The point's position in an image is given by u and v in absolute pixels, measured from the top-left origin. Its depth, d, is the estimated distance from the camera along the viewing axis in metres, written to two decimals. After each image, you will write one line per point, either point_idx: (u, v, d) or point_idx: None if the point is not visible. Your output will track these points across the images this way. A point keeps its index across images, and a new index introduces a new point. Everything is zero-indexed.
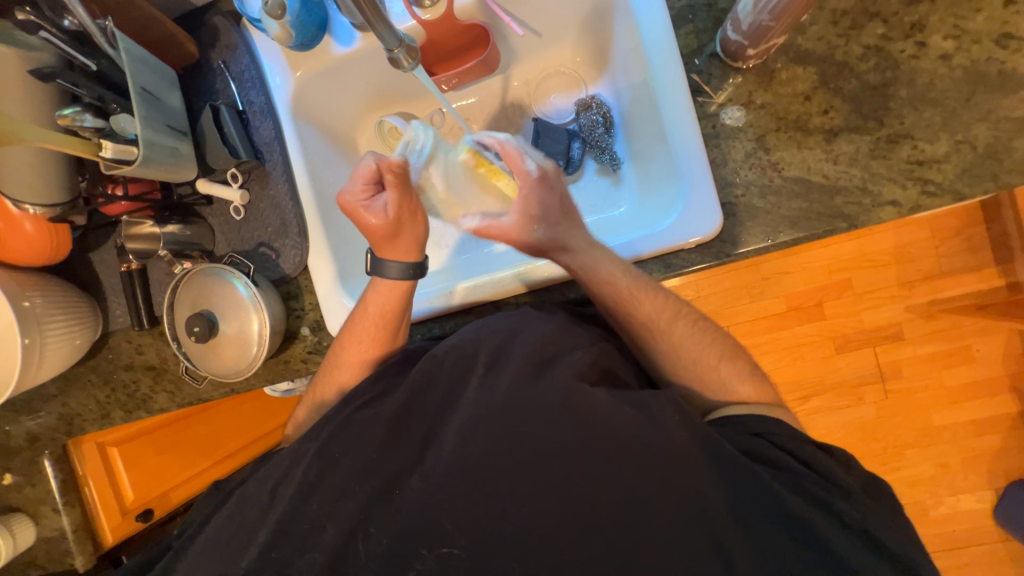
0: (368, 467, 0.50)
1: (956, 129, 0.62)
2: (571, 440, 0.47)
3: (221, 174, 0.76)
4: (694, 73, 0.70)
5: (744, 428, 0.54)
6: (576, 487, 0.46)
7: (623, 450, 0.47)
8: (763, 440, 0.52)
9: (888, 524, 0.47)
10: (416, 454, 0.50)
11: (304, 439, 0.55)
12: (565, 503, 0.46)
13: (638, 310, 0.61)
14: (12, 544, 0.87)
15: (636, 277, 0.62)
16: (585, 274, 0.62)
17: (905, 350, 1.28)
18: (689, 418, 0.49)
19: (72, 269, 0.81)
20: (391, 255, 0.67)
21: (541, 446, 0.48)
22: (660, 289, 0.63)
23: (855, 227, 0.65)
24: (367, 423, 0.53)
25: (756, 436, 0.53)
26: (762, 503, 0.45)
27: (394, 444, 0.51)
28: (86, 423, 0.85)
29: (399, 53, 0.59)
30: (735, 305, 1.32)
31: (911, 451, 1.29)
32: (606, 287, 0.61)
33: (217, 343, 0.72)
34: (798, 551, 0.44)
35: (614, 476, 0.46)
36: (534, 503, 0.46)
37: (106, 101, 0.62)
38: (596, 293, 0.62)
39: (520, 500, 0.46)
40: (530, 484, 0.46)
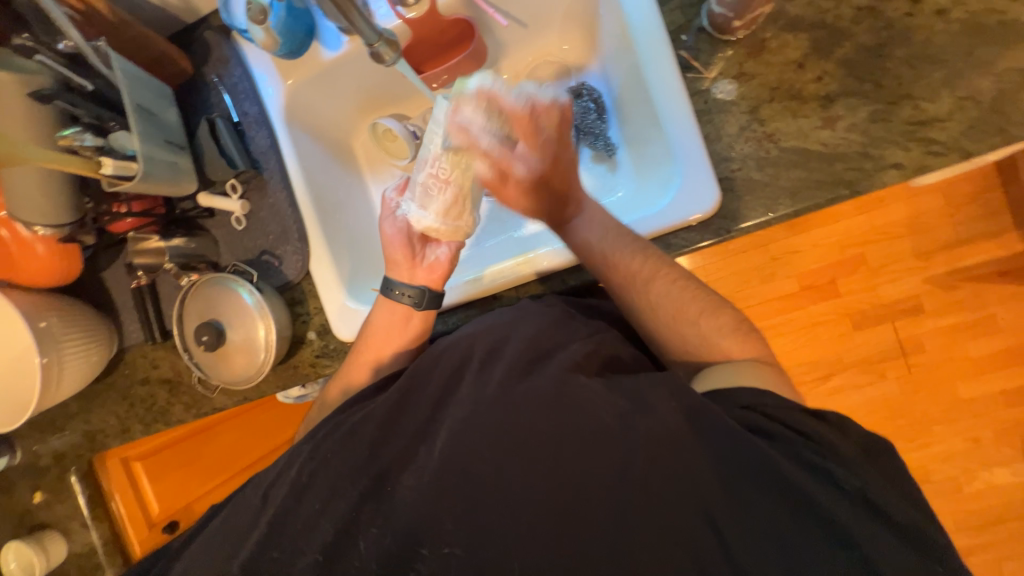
0: (366, 465, 0.50)
1: (958, 85, 0.60)
2: (567, 426, 0.47)
3: (221, 186, 0.78)
4: (683, 50, 0.69)
5: (734, 402, 0.51)
6: (573, 472, 0.46)
7: (620, 432, 0.46)
8: (754, 414, 0.49)
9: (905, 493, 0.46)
10: (414, 448, 0.50)
11: (303, 441, 0.56)
12: (567, 487, 0.45)
13: (618, 285, 0.63)
14: (45, 561, 0.90)
15: (614, 257, 0.63)
16: (573, 246, 0.66)
17: (926, 322, 1.24)
18: (683, 395, 0.48)
19: (85, 289, 0.83)
20: (399, 277, 0.69)
21: (537, 431, 0.48)
22: (647, 264, 0.63)
23: (858, 193, 0.63)
24: (363, 420, 0.54)
25: (744, 411, 0.50)
26: (767, 479, 0.44)
27: (391, 441, 0.51)
28: (108, 439, 0.87)
29: (380, 47, 0.60)
30: (746, 288, 1.28)
31: (940, 427, 1.26)
32: (589, 251, 0.64)
33: (227, 352, 0.73)
34: (803, 523, 0.43)
35: (612, 458, 0.46)
36: (531, 493, 0.45)
37: (104, 119, 0.64)
38: (582, 260, 0.66)
39: (517, 491, 0.45)
40: (528, 475, 0.46)
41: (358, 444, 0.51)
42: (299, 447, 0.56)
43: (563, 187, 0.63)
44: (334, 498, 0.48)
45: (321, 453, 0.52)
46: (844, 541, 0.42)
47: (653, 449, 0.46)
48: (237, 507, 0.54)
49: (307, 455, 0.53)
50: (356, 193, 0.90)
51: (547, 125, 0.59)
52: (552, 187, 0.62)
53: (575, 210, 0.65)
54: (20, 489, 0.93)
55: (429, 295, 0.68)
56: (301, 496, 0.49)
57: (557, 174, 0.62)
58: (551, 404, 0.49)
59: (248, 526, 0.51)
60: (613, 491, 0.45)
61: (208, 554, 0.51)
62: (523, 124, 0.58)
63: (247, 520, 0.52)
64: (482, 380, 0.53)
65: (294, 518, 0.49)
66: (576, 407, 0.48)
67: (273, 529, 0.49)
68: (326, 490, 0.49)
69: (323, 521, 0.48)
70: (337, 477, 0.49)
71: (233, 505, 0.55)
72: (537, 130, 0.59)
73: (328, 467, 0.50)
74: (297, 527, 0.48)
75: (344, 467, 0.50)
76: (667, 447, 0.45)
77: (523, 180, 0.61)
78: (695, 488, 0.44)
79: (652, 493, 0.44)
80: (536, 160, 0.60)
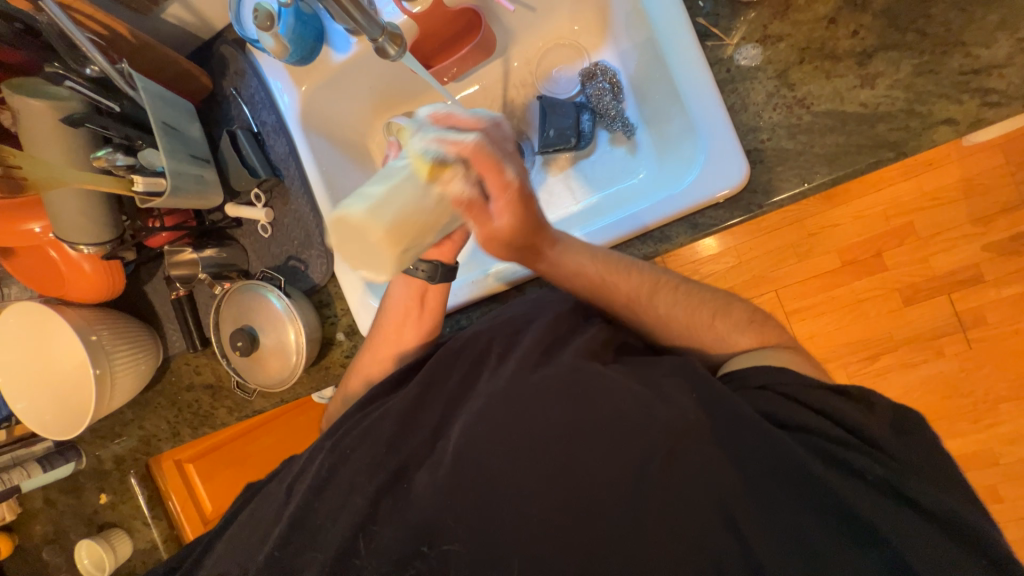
0: (385, 462, 0.50)
1: (1018, 26, 0.54)
2: (589, 419, 0.46)
3: (246, 195, 0.80)
4: (701, 16, 0.65)
5: (746, 383, 0.50)
6: (598, 464, 0.44)
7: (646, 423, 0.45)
8: (770, 394, 0.48)
9: (954, 479, 0.43)
10: (436, 443, 0.50)
11: (325, 435, 0.57)
12: (581, 480, 0.44)
13: (647, 275, 0.59)
14: (115, 555, 0.97)
15: (601, 266, 0.58)
16: (552, 272, 0.58)
17: (988, 292, 1.14)
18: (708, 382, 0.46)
19: (130, 302, 0.88)
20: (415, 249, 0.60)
21: (551, 422, 0.46)
22: None
23: (905, 154, 0.58)
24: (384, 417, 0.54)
25: (759, 391, 0.49)
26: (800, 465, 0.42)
27: (415, 438, 0.51)
28: (161, 443, 0.92)
29: (384, 42, 0.59)
30: (783, 265, 1.19)
31: (1006, 405, 1.18)
32: (573, 280, 0.58)
33: (261, 356, 0.76)
34: (834, 512, 0.41)
35: (636, 448, 0.44)
36: (556, 487, 0.44)
37: (132, 138, 0.67)
38: (564, 288, 0.60)
39: (541, 487, 0.44)
40: (551, 469, 0.45)
41: (376, 440, 0.51)
42: (320, 442, 0.57)
43: (533, 226, 0.52)
44: (358, 496, 0.49)
45: (340, 448, 0.52)
46: (882, 528, 0.40)
47: (679, 438, 0.44)
48: (264, 503, 0.56)
49: (327, 450, 0.53)
50: None
51: (509, 137, 0.47)
52: (529, 225, 0.51)
53: (550, 243, 0.56)
54: (88, 491, 1.01)
55: (442, 269, 0.61)
56: (328, 496, 0.50)
57: (530, 205, 0.50)
58: (570, 395, 0.47)
59: (274, 520, 0.52)
60: (638, 481, 0.43)
61: (240, 552, 0.53)
62: (492, 167, 0.44)
63: (273, 517, 0.53)
64: (500, 372, 0.52)
65: (314, 516, 0.49)
66: (596, 396, 0.47)
67: (292, 525, 0.49)
68: (348, 485, 0.50)
69: (341, 518, 0.48)
70: (359, 475, 0.50)
71: (259, 501, 0.57)
72: (508, 146, 0.47)
73: (350, 464, 0.51)
74: (316, 525, 0.49)
75: (362, 463, 0.50)
76: (692, 435, 0.44)
77: (502, 213, 0.48)
78: (707, 477, 0.43)
79: (682, 485, 0.43)
80: (510, 205, 0.48)
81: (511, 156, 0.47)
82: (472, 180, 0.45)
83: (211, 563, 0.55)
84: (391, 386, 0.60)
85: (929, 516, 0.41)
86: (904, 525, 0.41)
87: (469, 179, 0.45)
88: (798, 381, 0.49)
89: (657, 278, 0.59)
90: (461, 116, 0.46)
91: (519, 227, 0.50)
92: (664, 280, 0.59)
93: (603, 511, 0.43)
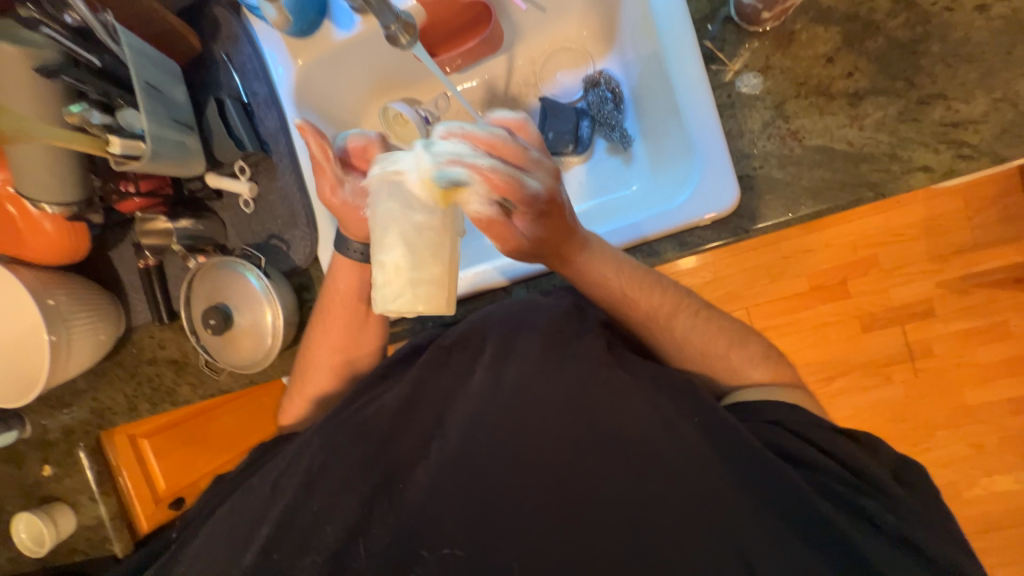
0: (370, 461, 0.50)
1: (994, 86, 0.58)
2: (578, 435, 0.47)
3: (230, 167, 0.77)
4: (708, 40, 0.67)
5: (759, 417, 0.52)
6: (591, 478, 0.46)
7: (629, 442, 0.47)
8: (779, 429, 0.50)
9: (918, 508, 0.45)
10: (422, 446, 0.51)
11: (314, 428, 0.56)
12: (568, 492, 0.46)
13: (638, 297, 0.59)
14: (55, 531, 0.92)
15: (610, 284, 0.58)
16: (577, 277, 0.58)
17: (936, 327, 1.23)
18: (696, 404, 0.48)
19: (93, 267, 0.83)
20: (355, 234, 0.63)
21: (539, 432, 0.48)
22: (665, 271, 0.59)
23: (883, 195, 0.61)
24: (370, 416, 0.53)
25: (760, 423, 0.51)
26: (796, 490, 0.43)
27: (402, 439, 0.51)
28: (115, 416, 0.88)
29: (396, 29, 0.57)
30: (756, 285, 1.24)
31: (942, 432, 1.26)
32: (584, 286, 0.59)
33: (234, 335, 0.73)
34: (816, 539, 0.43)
35: (626, 461, 0.46)
36: (541, 500, 0.46)
37: (112, 97, 0.63)
38: (586, 293, 0.60)
39: (529, 500, 0.46)
40: (536, 481, 0.46)
41: (367, 437, 0.52)
42: (309, 435, 0.56)
43: (562, 229, 0.54)
44: (348, 495, 0.49)
45: (331, 442, 0.52)
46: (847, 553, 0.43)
47: (664, 455, 0.46)
48: (244, 496, 0.54)
49: (316, 445, 0.53)
50: None
51: (527, 147, 0.50)
52: (559, 231, 0.54)
53: (578, 248, 0.57)
54: (30, 463, 0.95)
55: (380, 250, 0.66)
56: (310, 495, 0.49)
57: (556, 212, 0.53)
58: (562, 408, 0.49)
59: (256, 515, 0.51)
60: (628, 494, 0.45)
61: (219, 546, 0.51)
62: (511, 185, 0.48)
63: (253, 511, 0.52)
64: (490, 379, 0.53)
65: (304, 511, 0.49)
66: (598, 409, 0.48)
67: (281, 524, 0.48)
68: (336, 484, 0.49)
69: (331, 517, 0.48)
70: (347, 476, 0.50)
71: (241, 492, 0.55)
72: (528, 156, 0.50)
73: (338, 461, 0.51)
74: (306, 523, 0.48)
75: (355, 458, 0.50)
76: (685, 451, 0.45)
77: (528, 221, 0.52)
78: (699, 497, 0.44)
79: (674, 502, 0.44)
80: (535, 215, 0.52)
81: (531, 168, 0.50)
82: (494, 199, 0.49)
83: (184, 555, 0.53)
84: (384, 378, 0.61)
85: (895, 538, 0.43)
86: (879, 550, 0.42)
87: (488, 199, 0.49)
88: (786, 411, 0.51)
89: (649, 284, 0.59)
90: (479, 134, 0.48)
91: (545, 235, 0.54)
92: (659, 288, 0.59)
93: (599, 521, 0.44)
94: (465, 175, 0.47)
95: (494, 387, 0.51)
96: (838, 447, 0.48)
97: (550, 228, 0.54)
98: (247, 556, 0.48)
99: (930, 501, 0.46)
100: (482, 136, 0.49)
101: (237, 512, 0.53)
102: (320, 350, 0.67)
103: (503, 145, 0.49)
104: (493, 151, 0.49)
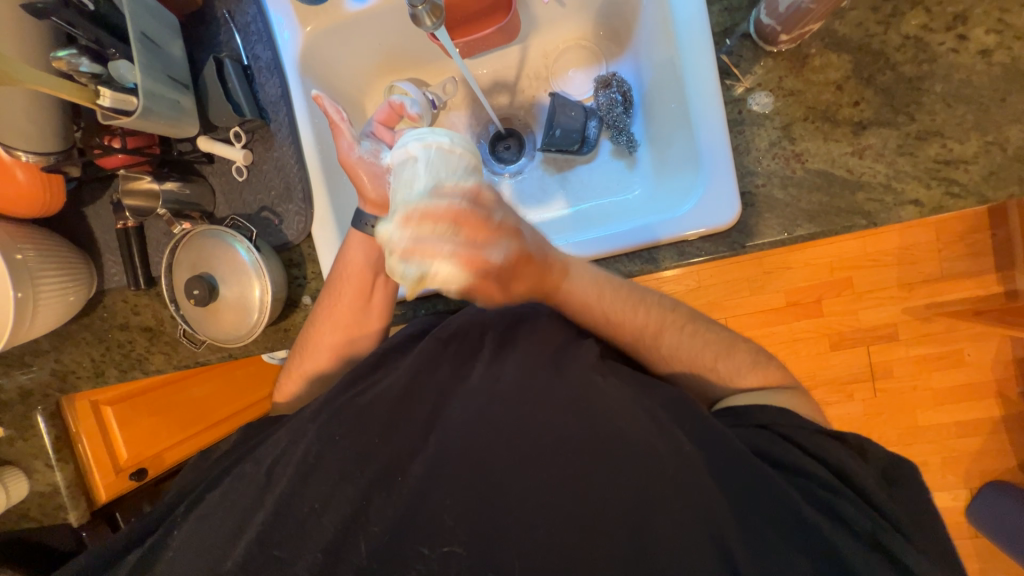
0: (364, 452, 0.51)
1: (988, 129, 0.60)
2: (575, 437, 0.49)
3: (224, 132, 0.73)
4: (724, 54, 0.67)
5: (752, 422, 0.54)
6: (584, 481, 0.47)
7: (624, 448, 0.48)
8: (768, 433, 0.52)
9: (889, 522, 0.47)
10: (419, 437, 0.51)
11: (309, 415, 0.56)
12: (561, 493, 0.47)
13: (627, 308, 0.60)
14: (5, 497, 0.85)
15: (613, 299, 0.59)
16: (563, 305, 0.59)
17: (899, 350, 1.29)
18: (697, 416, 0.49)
19: (65, 224, 0.79)
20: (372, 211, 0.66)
21: (535, 433, 0.49)
22: (647, 297, 0.61)
23: (874, 224, 0.63)
24: (366, 405, 0.54)
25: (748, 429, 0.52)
26: (779, 499, 0.45)
27: (396, 429, 0.52)
28: (79, 381, 0.83)
29: (422, 10, 0.60)
30: (736, 297, 1.32)
31: (894, 449, 1.33)
32: (581, 309, 0.59)
33: (217, 308, 0.70)
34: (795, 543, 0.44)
35: (622, 467, 0.47)
36: (537, 499, 0.47)
37: (104, 44, 0.59)
38: (576, 318, 0.60)
39: (526, 496, 0.47)
40: (531, 480, 0.48)
41: (363, 427, 0.52)
42: (304, 422, 0.56)
43: (537, 276, 0.54)
44: (343, 483, 0.50)
45: (328, 434, 0.53)
46: None
47: (657, 463, 0.47)
48: (237, 479, 0.55)
49: (312, 434, 0.53)
50: None
51: (491, 211, 0.49)
52: (540, 271, 0.54)
53: (559, 276, 0.57)
54: None
55: None
56: (306, 480, 0.50)
57: (529, 266, 0.53)
58: (559, 409, 0.50)
59: (248, 499, 0.52)
60: (621, 496, 0.46)
61: (210, 530, 0.51)
62: (476, 261, 0.48)
63: (248, 494, 0.52)
64: (494, 376, 0.54)
65: (300, 503, 0.49)
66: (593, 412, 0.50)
67: (276, 513, 0.49)
68: (331, 472, 0.50)
69: (330, 508, 0.49)
70: (341, 465, 0.51)
71: (233, 477, 0.55)
72: (491, 223, 0.49)
73: (332, 450, 0.52)
74: (298, 514, 0.49)
75: (346, 450, 0.51)
76: (679, 457, 0.47)
77: (502, 283, 0.52)
78: (690, 503, 0.45)
79: (664, 508, 0.45)
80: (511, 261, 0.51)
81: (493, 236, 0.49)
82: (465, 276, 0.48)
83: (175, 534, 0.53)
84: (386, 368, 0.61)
85: (876, 550, 0.44)
86: (857, 557, 0.44)
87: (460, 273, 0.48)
88: (770, 424, 0.53)
89: (638, 299, 0.61)
90: (436, 208, 0.47)
91: (522, 282, 0.54)
92: (649, 301, 0.61)
93: (593, 525, 0.46)
94: (417, 255, 0.46)
95: (493, 387, 0.53)
96: (819, 459, 0.50)
97: (524, 280, 0.54)
98: (241, 538, 0.49)
99: (894, 515, 0.49)
100: (439, 209, 0.46)
101: (230, 496, 0.53)
102: (330, 326, 0.69)
103: (465, 218, 0.47)
104: (456, 222, 0.47)
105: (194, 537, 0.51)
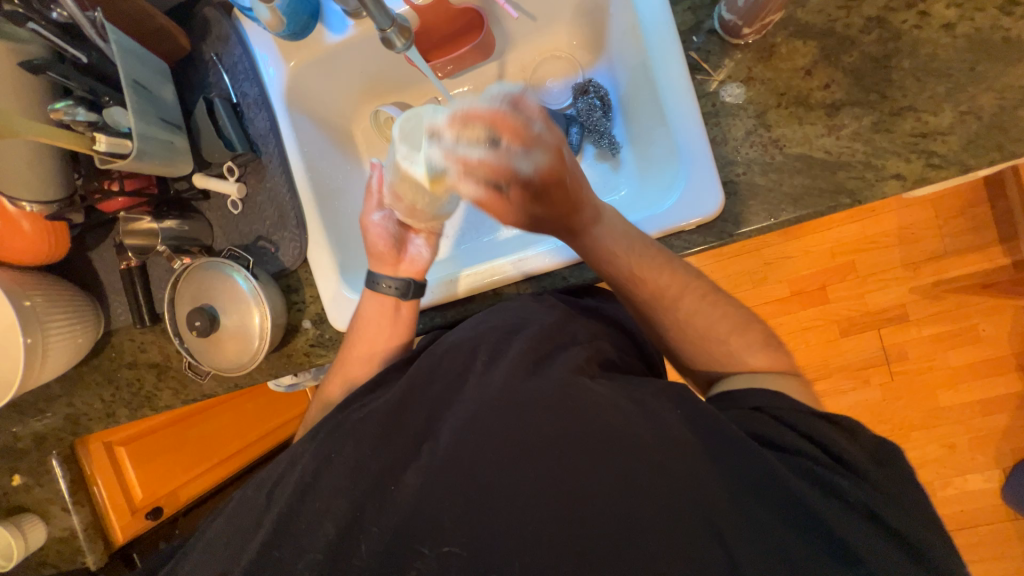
0: (364, 468, 0.51)
1: (961, 99, 0.61)
2: (573, 436, 0.49)
3: (218, 167, 0.76)
4: (693, 50, 0.69)
5: (748, 404, 0.54)
6: (582, 478, 0.47)
7: (619, 444, 0.48)
8: (765, 415, 0.52)
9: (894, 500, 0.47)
10: (416, 448, 0.52)
11: (310, 435, 0.57)
12: (561, 492, 0.47)
13: (638, 290, 0.61)
14: (24, 546, 0.86)
15: (635, 257, 0.60)
16: (589, 252, 0.62)
17: (911, 331, 1.28)
18: (690, 407, 0.50)
19: (71, 269, 0.81)
20: (383, 270, 0.70)
21: (532, 436, 0.49)
22: (661, 266, 0.61)
23: (859, 202, 0.63)
24: (363, 423, 0.54)
25: (744, 416, 0.52)
26: (775, 479, 0.45)
27: (396, 442, 0.52)
28: (92, 423, 0.85)
29: (392, 33, 0.64)
30: (738, 290, 1.32)
31: (918, 433, 1.29)
32: (607, 262, 0.61)
33: (220, 338, 0.72)
34: (798, 524, 0.44)
35: (620, 460, 0.47)
36: (538, 501, 0.47)
37: (99, 94, 0.63)
38: (600, 269, 0.63)
39: (526, 498, 0.47)
40: (530, 484, 0.47)
41: (361, 442, 0.53)
42: (305, 442, 0.57)
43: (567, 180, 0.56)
44: (344, 501, 0.50)
45: (329, 452, 0.53)
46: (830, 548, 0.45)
47: (655, 457, 0.46)
48: (242, 505, 0.55)
49: (314, 454, 0.54)
50: (356, 182, 0.88)
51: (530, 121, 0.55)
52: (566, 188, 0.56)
53: (591, 221, 0.60)
54: None
55: (413, 285, 0.70)
56: (308, 500, 0.51)
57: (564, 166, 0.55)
58: (555, 410, 0.50)
59: (252, 524, 0.52)
60: (622, 491, 0.46)
61: (219, 556, 0.52)
62: (514, 126, 0.53)
63: (254, 518, 0.53)
64: (490, 381, 0.54)
65: (306, 522, 0.50)
66: (588, 408, 0.50)
67: (284, 535, 0.49)
68: (332, 489, 0.51)
69: (332, 526, 0.49)
70: (342, 482, 0.51)
71: (239, 503, 0.56)
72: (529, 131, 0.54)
73: (333, 469, 0.52)
74: (303, 534, 0.49)
75: (347, 467, 0.52)
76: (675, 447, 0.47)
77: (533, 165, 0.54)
78: (688, 494, 0.45)
79: (665, 501, 0.45)
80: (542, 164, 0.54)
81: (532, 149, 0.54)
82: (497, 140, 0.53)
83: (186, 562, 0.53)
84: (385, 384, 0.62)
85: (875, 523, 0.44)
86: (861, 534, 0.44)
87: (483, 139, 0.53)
88: (767, 406, 0.53)
89: (653, 263, 0.61)
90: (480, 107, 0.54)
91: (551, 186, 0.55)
92: (664, 268, 0.61)
93: (596, 523, 0.45)
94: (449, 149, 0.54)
95: (488, 393, 0.53)
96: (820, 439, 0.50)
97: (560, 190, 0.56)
98: (250, 563, 0.49)
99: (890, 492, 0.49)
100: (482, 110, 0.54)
101: (236, 523, 0.53)
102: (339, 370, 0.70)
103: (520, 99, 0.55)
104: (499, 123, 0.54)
105: (206, 562, 0.52)
